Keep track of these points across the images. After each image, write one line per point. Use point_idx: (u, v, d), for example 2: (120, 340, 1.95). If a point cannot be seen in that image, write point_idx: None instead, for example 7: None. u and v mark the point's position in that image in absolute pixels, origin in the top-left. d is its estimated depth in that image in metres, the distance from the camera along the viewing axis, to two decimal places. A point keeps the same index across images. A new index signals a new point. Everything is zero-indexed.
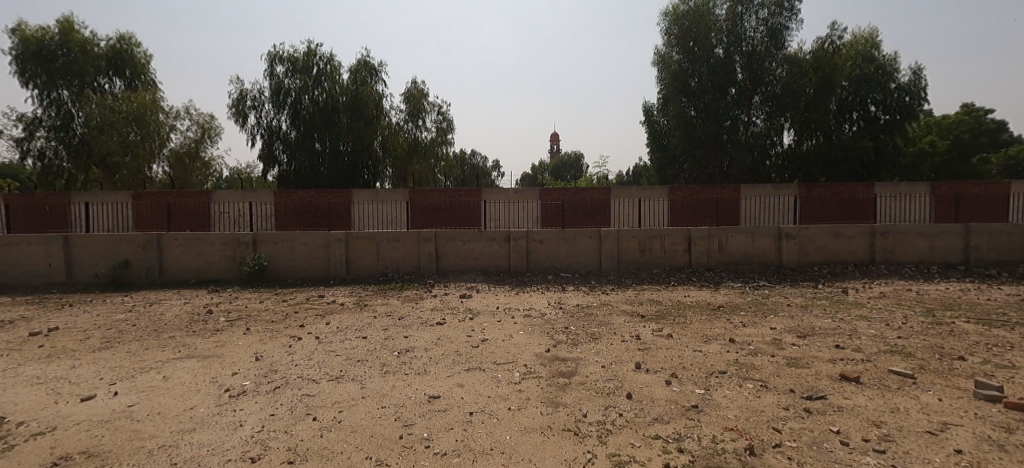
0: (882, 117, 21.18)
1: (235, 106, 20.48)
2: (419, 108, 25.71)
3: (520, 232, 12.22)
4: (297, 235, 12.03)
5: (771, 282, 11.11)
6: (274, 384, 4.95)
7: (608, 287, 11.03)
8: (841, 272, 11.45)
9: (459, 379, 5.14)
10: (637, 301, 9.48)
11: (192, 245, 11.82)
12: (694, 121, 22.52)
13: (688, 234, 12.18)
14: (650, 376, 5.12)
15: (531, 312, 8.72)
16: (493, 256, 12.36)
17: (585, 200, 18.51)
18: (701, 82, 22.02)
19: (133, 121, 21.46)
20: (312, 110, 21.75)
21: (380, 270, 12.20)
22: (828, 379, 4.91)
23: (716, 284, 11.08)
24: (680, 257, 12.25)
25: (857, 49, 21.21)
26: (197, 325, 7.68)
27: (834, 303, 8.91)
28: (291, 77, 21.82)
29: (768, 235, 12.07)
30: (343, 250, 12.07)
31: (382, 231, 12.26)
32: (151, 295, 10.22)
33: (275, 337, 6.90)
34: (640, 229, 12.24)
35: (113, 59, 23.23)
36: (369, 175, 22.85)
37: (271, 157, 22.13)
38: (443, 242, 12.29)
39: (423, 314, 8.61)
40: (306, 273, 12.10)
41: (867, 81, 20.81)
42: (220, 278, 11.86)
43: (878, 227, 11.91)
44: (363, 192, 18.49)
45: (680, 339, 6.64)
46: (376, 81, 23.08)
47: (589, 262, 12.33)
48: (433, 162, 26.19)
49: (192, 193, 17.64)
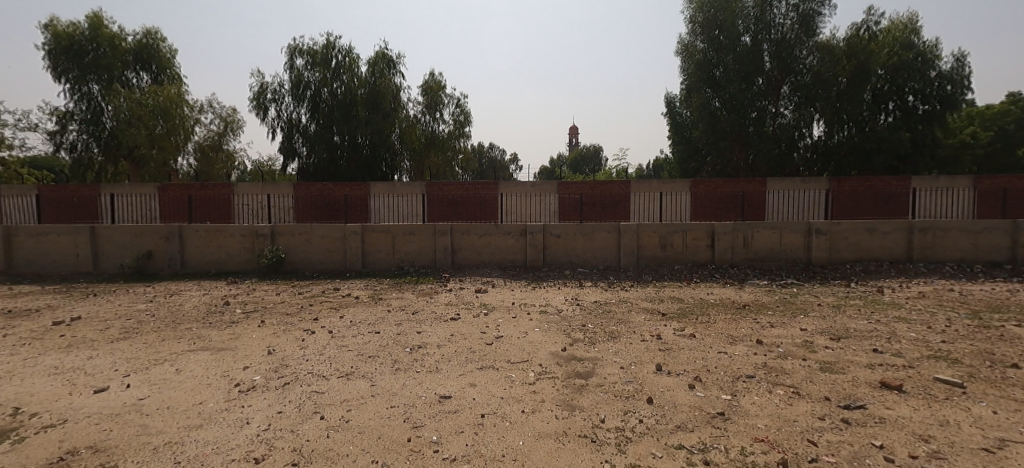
0: (921, 107, 20.05)
1: (256, 99, 20.69)
2: (437, 100, 25.59)
3: (536, 226, 11.98)
4: (314, 227, 12.06)
5: (800, 280, 10.62)
6: (284, 380, 4.87)
7: (628, 283, 10.72)
8: (875, 270, 10.87)
9: (471, 378, 4.97)
10: (657, 298, 9.15)
11: (212, 237, 11.97)
12: (719, 112, 21.77)
13: (711, 229, 11.74)
14: (672, 379, 4.85)
15: (547, 308, 8.51)
16: (509, 250, 12.17)
17: (604, 194, 18.13)
18: (726, 71, 21.27)
19: (160, 115, 21.96)
20: (330, 103, 21.83)
21: (396, 263, 12.14)
22: (867, 387, 4.55)
23: (740, 281, 10.65)
24: (703, 253, 11.84)
25: (895, 35, 20.11)
26: (214, 316, 7.71)
27: (868, 303, 8.43)
28: (311, 71, 21.92)
29: (796, 230, 11.55)
30: (359, 243, 12.05)
31: (397, 225, 12.19)
32: (172, 285, 10.36)
33: (288, 331, 6.87)
34: (661, 224, 11.86)
35: (140, 53, 23.79)
36: (387, 168, 22.86)
37: (291, 150, 22.32)
38: (459, 235, 12.15)
39: (437, 309, 8.49)
40: (322, 266, 12.14)
41: (905, 69, 19.71)
42: (239, 270, 11.98)
43: (916, 223, 11.25)
44: (381, 185, 18.68)
45: (703, 339, 6.33)
46: (394, 74, 23.05)
47: (608, 257, 12.03)
48: (450, 155, 26.08)
49: (213, 185, 17.79)
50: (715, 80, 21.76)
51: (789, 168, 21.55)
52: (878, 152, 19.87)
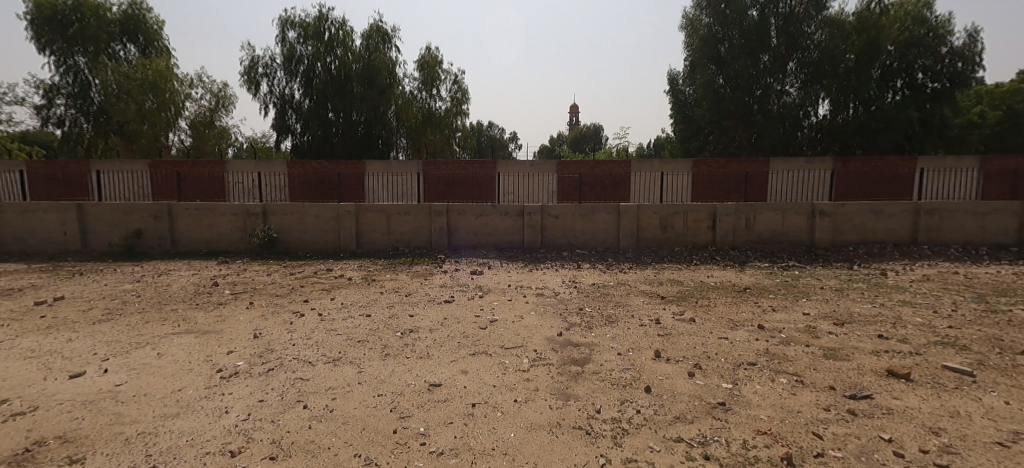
0: (930, 85, 19.51)
1: (247, 74, 20.06)
2: (433, 76, 24.90)
3: (534, 207, 11.71)
4: (306, 207, 11.77)
5: (801, 262, 10.43)
6: (268, 365, 4.69)
7: (627, 265, 10.52)
8: (878, 253, 10.66)
9: (462, 365, 4.78)
10: (656, 281, 8.97)
11: (203, 216, 11.68)
12: (723, 90, 21.23)
13: (713, 210, 11.49)
14: (671, 367, 4.67)
15: (544, 291, 8.32)
16: (506, 231, 11.94)
17: (604, 174, 17.81)
18: (732, 47, 20.63)
19: (150, 89, 21.37)
20: (324, 79, 21.22)
21: (391, 244, 11.92)
22: (873, 375, 4.37)
23: (741, 263, 10.46)
24: (704, 235, 11.62)
25: (907, 9, 19.41)
26: (201, 298, 7.51)
27: (872, 286, 8.24)
28: (303, 44, 21.20)
29: (800, 212, 11.30)
30: (353, 223, 11.78)
31: (392, 204, 11.90)
32: (161, 265, 10.14)
33: (277, 313, 6.68)
34: (661, 205, 11.60)
35: (126, 24, 22.96)
36: (383, 146, 22.38)
37: (284, 127, 21.77)
38: (455, 215, 11.89)
39: (431, 291, 8.31)
40: (316, 246, 11.91)
41: (916, 46, 19.09)
42: (231, 249, 11.75)
43: (922, 205, 10.99)
44: (376, 163, 18.24)
45: (703, 324, 6.15)
46: (389, 48, 22.35)
47: (607, 239, 11.81)
48: (448, 133, 25.56)
49: (206, 162, 17.71)
50: (720, 56, 21.14)
51: (793, 148, 21.14)
52: (885, 132, 19.44)
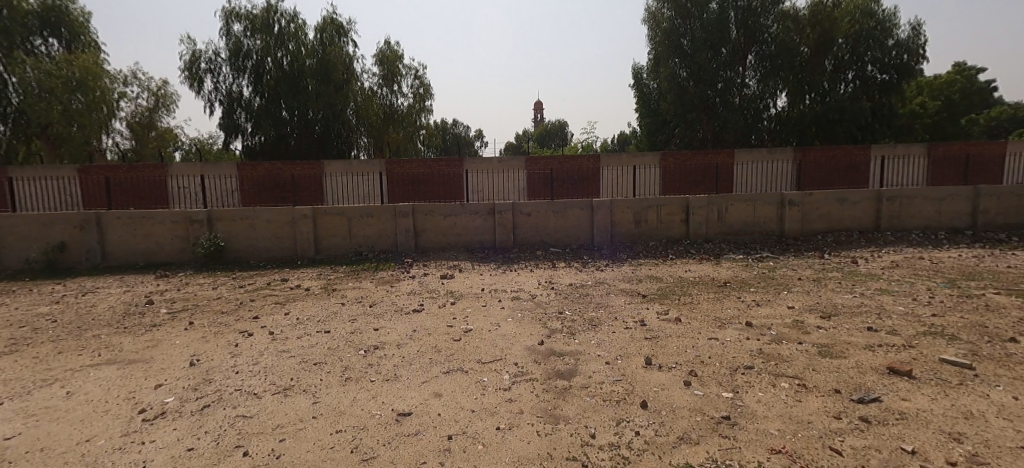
0: (879, 77, 20.31)
1: (189, 69, 18.51)
2: (394, 71, 23.88)
3: (505, 205, 11.20)
4: (258, 212, 10.81)
5: (775, 253, 10.40)
6: (204, 401, 3.96)
7: (603, 262, 10.20)
8: (846, 241, 10.79)
9: (435, 386, 4.22)
10: (635, 278, 8.65)
11: (137, 225, 10.50)
12: (687, 83, 21.35)
13: (686, 203, 11.34)
14: (665, 376, 4.28)
15: (519, 294, 7.84)
16: (477, 231, 11.38)
17: (573, 169, 17.58)
18: (694, 40, 20.78)
19: (76, 88, 19.33)
20: (276, 75, 19.92)
21: (353, 249, 11.13)
22: (875, 374, 4.12)
23: (716, 256, 10.33)
24: (677, 228, 11.46)
25: (857, 4, 20.09)
26: (132, 319, 6.57)
27: (847, 275, 8.22)
28: (250, 37, 19.78)
29: (770, 202, 11.31)
30: (311, 227, 10.92)
31: (353, 206, 11.12)
32: (88, 282, 8.97)
33: (221, 334, 5.87)
34: (635, 199, 11.35)
35: (46, 16, 20.81)
36: (342, 146, 21.27)
37: (233, 126, 20.27)
38: (421, 216, 11.22)
39: (398, 299, 7.64)
40: (269, 254, 10.95)
41: (866, 39, 19.79)
42: (172, 261, 10.62)
43: (884, 192, 11.23)
44: (335, 163, 17.73)
45: (690, 324, 5.84)
46: (345, 42, 21.24)
47: (581, 236, 11.46)
48: (411, 130, 24.65)
49: (145, 166, 16.48)
50: (683, 49, 21.24)
51: (755, 140, 21.54)
52: (840, 122, 20.09)
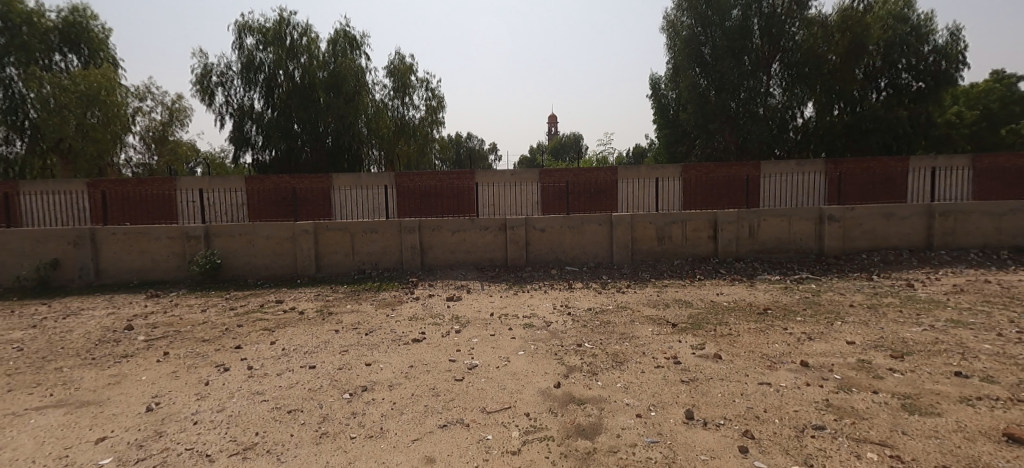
0: (914, 84, 19.20)
1: (200, 83, 18.41)
2: (406, 83, 23.60)
3: (517, 220, 10.47)
4: (257, 227, 10.29)
5: (815, 274, 9.42)
6: (143, 463, 3.22)
7: (624, 283, 9.35)
8: (895, 260, 9.74)
9: (428, 447, 3.43)
10: (661, 303, 7.76)
11: (133, 241, 10.08)
12: (707, 93, 20.56)
13: (714, 218, 10.46)
14: (715, 438, 3.41)
15: (532, 321, 7.02)
16: (487, 248, 10.64)
17: (588, 182, 16.93)
18: (715, 48, 20.06)
19: (89, 102, 19.36)
20: (287, 88, 19.74)
21: (357, 267, 10.50)
22: (992, 443, 3.18)
23: (749, 277, 9.41)
24: (704, 246, 10.57)
25: (889, 8, 19.13)
26: (105, 348, 5.95)
27: (907, 301, 7.22)
28: (263, 51, 19.65)
29: (807, 217, 10.36)
30: (312, 244, 10.34)
31: (357, 222, 10.53)
32: (75, 302, 8.48)
33: (194, 368, 5.19)
34: (657, 213, 10.52)
35: (66, 33, 21.30)
36: (353, 159, 20.94)
37: (243, 140, 20.08)
38: (428, 232, 10.56)
39: (397, 326, 6.88)
40: (268, 271, 10.38)
41: (900, 44, 18.75)
42: (167, 279, 10.12)
43: (937, 206, 10.17)
44: (345, 176, 17.26)
45: (733, 362, 4.96)
46: (358, 54, 21.04)
47: (599, 253, 10.63)
48: (423, 142, 24.29)
49: (153, 179, 16.55)
50: (703, 58, 20.52)
51: (781, 152, 20.51)
52: (873, 132, 18.94)
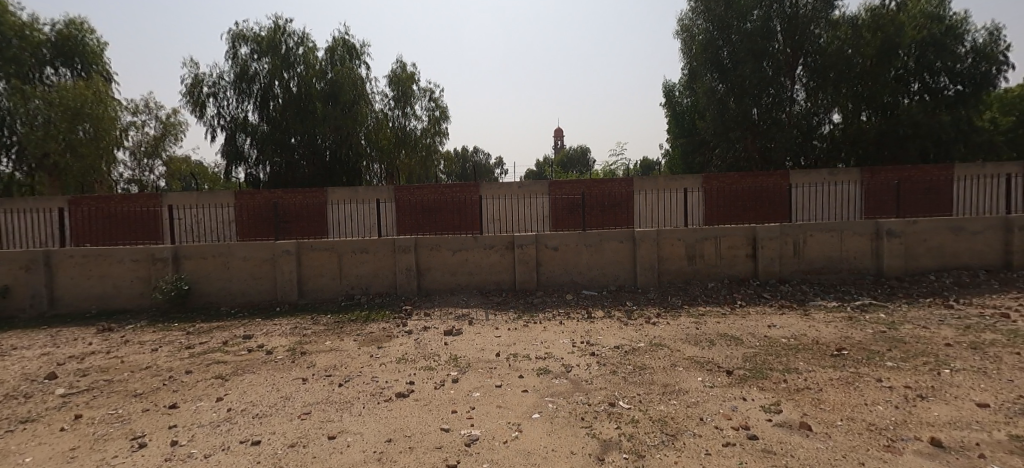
0: (952, 87, 17.79)
1: (191, 94, 17.52)
2: (407, 93, 22.64)
3: (527, 237, 9.18)
4: (232, 247, 9.12)
5: (879, 299, 7.99)
6: None
7: (654, 311, 7.97)
8: (972, 282, 8.30)
9: None
10: (704, 340, 6.35)
11: (93, 265, 8.94)
12: (726, 99, 19.35)
13: (752, 234, 9.13)
14: None
15: (547, 365, 5.64)
16: (493, 270, 9.35)
17: (603, 194, 15.74)
18: (734, 52, 18.87)
19: (76, 116, 18.53)
20: (283, 99, 18.82)
21: (344, 292, 9.26)
22: None
23: (800, 303, 8.01)
24: (741, 266, 9.21)
25: (922, 6, 17.85)
26: (4, 408, 4.66)
27: (1018, 338, 5.78)
28: (257, 60, 18.76)
29: (861, 233, 9.00)
30: (294, 266, 9.14)
31: (345, 241, 9.32)
32: (13, 338, 7.27)
33: (98, 445, 3.86)
34: (686, 229, 9.21)
35: (61, 47, 20.77)
36: (352, 173, 19.93)
37: (236, 153, 19.04)
38: (425, 252, 9.31)
39: (381, 372, 5.55)
40: (245, 297, 9.17)
41: (935, 44, 17.42)
42: (130, 308, 8.90)
43: (1014, 219, 8.77)
44: (341, 190, 16.22)
45: (833, 439, 3.56)
46: (357, 63, 20.16)
47: (620, 275, 9.30)
48: (424, 154, 23.28)
49: (142, 198, 15.99)
50: (721, 62, 19.32)
51: (807, 161, 19.13)
52: (911, 139, 17.51)
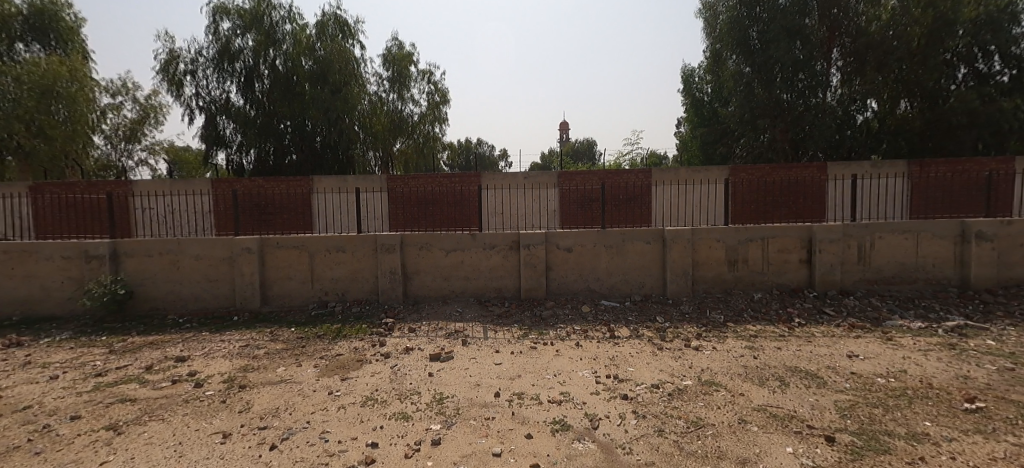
0: (1010, 71, 15.84)
1: (165, 72, 15.99)
2: (404, 75, 20.99)
3: (535, 236, 7.63)
4: (183, 244, 7.66)
5: (974, 319, 6.41)
6: None
7: (693, 331, 6.43)
8: None
9: None
10: (771, 376, 4.80)
11: (17, 262, 7.48)
12: (753, 84, 17.61)
13: (806, 236, 7.57)
14: None
15: (564, 416, 4.09)
16: (494, 275, 7.81)
17: (617, 187, 14.30)
18: (764, 31, 17.07)
19: (47, 96, 17.00)
20: (268, 80, 17.27)
21: (316, 298, 7.78)
22: None
23: (874, 323, 6.44)
24: (793, 273, 7.65)
25: None
26: None
27: None
28: (241, 36, 17.16)
29: (938, 235, 7.47)
30: (256, 267, 7.66)
31: (317, 238, 7.80)
32: None
33: None
34: (727, 228, 7.65)
35: (33, 21, 19.15)
36: (344, 161, 18.43)
37: (216, 137, 17.47)
38: (413, 252, 7.80)
39: (336, 423, 4.02)
40: (198, 304, 7.71)
41: (990, 24, 15.38)
42: (59, 315, 7.44)
43: None
44: (328, 178, 14.56)
45: None
46: (349, 42, 18.54)
47: (646, 282, 7.76)
48: (422, 141, 21.78)
49: (108, 184, 14.61)
50: (749, 42, 17.53)
51: (841, 153, 17.44)
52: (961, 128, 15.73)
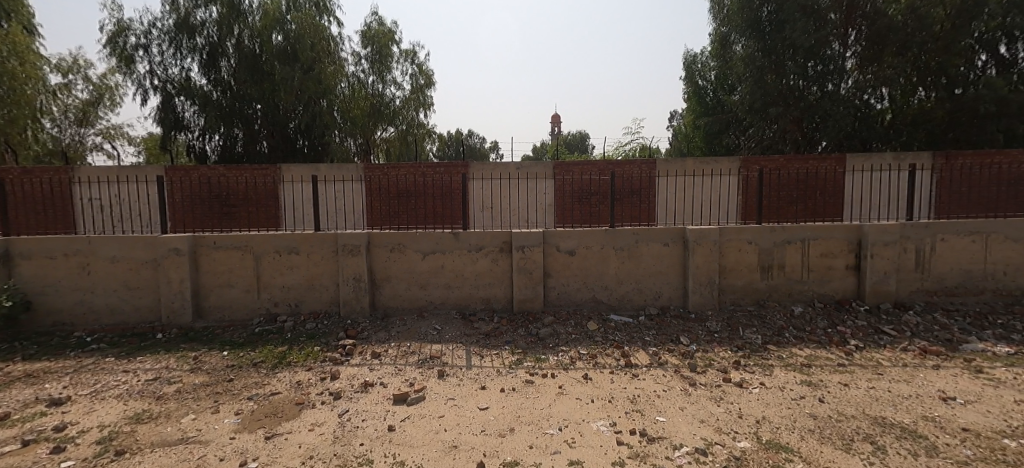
0: None
1: (114, 45, 14.27)
2: (385, 55, 19.41)
3: (532, 236, 6.26)
4: (96, 244, 6.16)
5: None
6: None
7: (729, 356, 5.15)
8: None
9: None
10: (856, 434, 3.51)
11: None
12: (765, 69, 16.31)
13: (855, 237, 6.31)
14: None
15: None
16: (481, 282, 6.44)
17: (619, 180, 12.98)
18: (778, 10, 15.74)
19: None
20: (234, 57, 15.65)
21: (262, 309, 6.36)
22: None
23: (951, 347, 5.20)
24: (838, 282, 6.42)
25: None
26: None
27: None
28: (202, 7, 15.46)
29: (1010, 238, 6.26)
30: (186, 272, 6.20)
31: (264, 236, 6.33)
32: None
33: None
34: (762, 228, 6.35)
35: None
36: (318, 146, 16.78)
37: (175, 120, 15.72)
38: (382, 254, 6.40)
39: None
40: (114, 318, 6.25)
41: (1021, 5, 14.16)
42: None
43: None
44: (297, 166, 12.95)
45: None
46: (323, 17, 16.88)
47: (663, 291, 6.47)
48: (405, 128, 20.27)
49: (46, 169, 12.80)
50: (761, 23, 16.20)
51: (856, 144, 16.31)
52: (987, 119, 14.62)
